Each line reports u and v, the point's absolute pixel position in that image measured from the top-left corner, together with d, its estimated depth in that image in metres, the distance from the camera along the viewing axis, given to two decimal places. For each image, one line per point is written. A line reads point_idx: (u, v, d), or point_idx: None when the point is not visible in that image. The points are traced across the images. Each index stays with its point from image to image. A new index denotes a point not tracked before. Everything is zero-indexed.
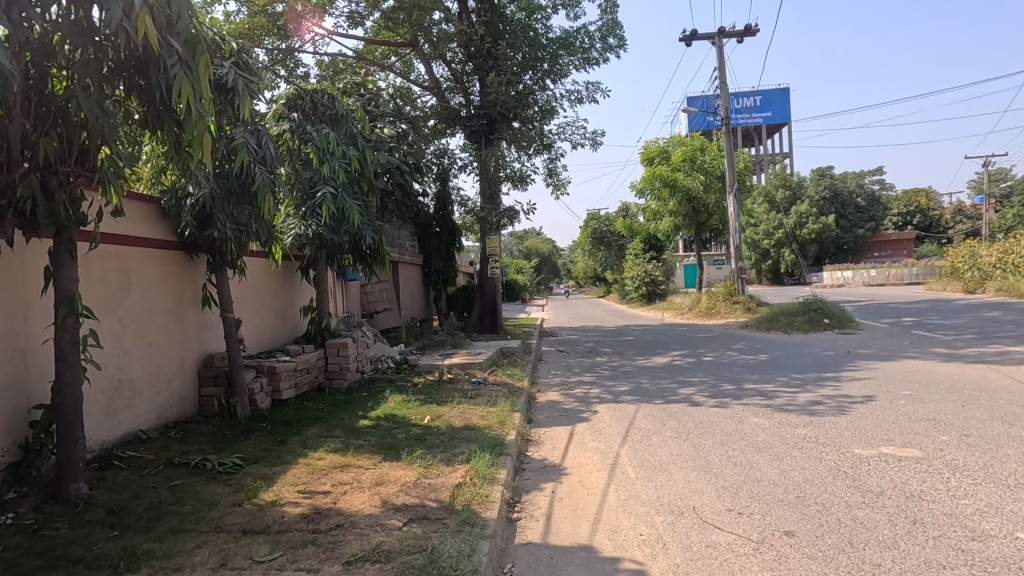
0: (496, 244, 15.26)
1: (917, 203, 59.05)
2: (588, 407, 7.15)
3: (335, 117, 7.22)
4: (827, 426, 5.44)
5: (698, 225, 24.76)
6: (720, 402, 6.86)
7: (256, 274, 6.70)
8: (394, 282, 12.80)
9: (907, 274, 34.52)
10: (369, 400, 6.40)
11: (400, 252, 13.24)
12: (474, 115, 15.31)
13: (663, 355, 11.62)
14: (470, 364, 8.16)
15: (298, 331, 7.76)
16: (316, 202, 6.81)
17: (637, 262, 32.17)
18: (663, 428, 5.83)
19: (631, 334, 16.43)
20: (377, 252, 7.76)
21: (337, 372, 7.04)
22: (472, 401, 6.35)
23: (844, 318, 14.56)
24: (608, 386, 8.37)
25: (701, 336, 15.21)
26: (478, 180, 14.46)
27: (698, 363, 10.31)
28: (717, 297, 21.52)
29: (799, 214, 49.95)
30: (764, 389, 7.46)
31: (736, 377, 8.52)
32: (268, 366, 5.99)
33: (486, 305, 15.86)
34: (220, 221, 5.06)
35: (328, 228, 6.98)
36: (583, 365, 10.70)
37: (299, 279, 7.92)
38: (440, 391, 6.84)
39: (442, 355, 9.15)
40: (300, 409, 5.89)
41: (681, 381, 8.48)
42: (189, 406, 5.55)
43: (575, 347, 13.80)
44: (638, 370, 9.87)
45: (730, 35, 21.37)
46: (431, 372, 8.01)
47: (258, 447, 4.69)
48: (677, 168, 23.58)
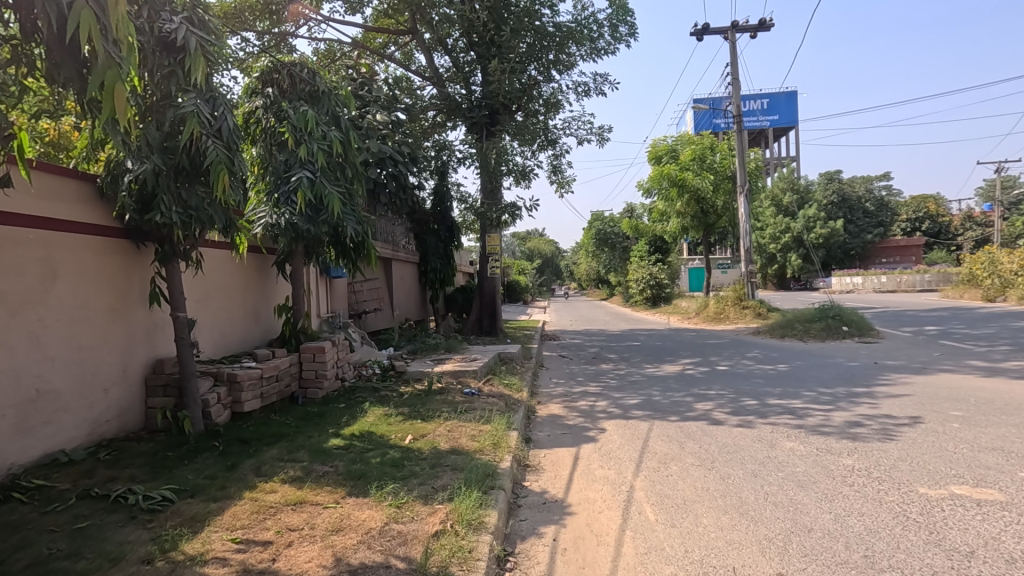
0: (496, 242, 14.43)
1: (926, 209, 58.12)
2: (595, 423, 6.35)
3: (315, 94, 6.48)
4: (876, 456, 4.64)
5: (706, 227, 23.93)
6: (744, 422, 6.05)
7: (218, 266, 5.93)
8: (386, 281, 12.01)
9: (918, 281, 33.59)
10: (346, 414, 5.61)
11: (394, 249, 12.44)
12: (476, 106, 14.53)
13: (673, 363, 10.80)
14: (463, 372, 7.36)
15: (271, 333, 6.99)
16: (291, 187, 6.02)
17: (641, 264, 31.29)
18: (682, 453, 5.02)
19: (637, 339, 15.62)
20: (363, 246, 6.97)
21: (313, 380, 6.27)
22: (462, 416, 5.54)
23: (863, 325, 13.74)
24: (615, 399, 7.57)
25: (711, 342, 14.40)
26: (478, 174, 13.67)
27: (712, 373, 9.49)
28: (726, 302, 20.68)
29: (807, 219, 49.04)
30: (792, 405, 6.65)
31: (757, 391, 7.71)
32: (228, 374, 5.21)
33: (485, 307, 15.08)
34: (165, 203, 4.31)
35: (305, 217, 6.17)
36: (587, 373, 9.89)
37: (274, 275, 7.14)
38: (428, 403, 6.05)
39: (435, 360, 8.38)
40: (263, 424, 5.10)
41: (696, 394, 7.67)
42: (133, 419, 4.77)
43: (578, 352, 13.01)
44: (647, 380, 9.07)
45: (744, 30, 20.60)
46: (420, 381, 7.22)
47: (200, 474, 3.90)
48: (686, 167, 22.74)
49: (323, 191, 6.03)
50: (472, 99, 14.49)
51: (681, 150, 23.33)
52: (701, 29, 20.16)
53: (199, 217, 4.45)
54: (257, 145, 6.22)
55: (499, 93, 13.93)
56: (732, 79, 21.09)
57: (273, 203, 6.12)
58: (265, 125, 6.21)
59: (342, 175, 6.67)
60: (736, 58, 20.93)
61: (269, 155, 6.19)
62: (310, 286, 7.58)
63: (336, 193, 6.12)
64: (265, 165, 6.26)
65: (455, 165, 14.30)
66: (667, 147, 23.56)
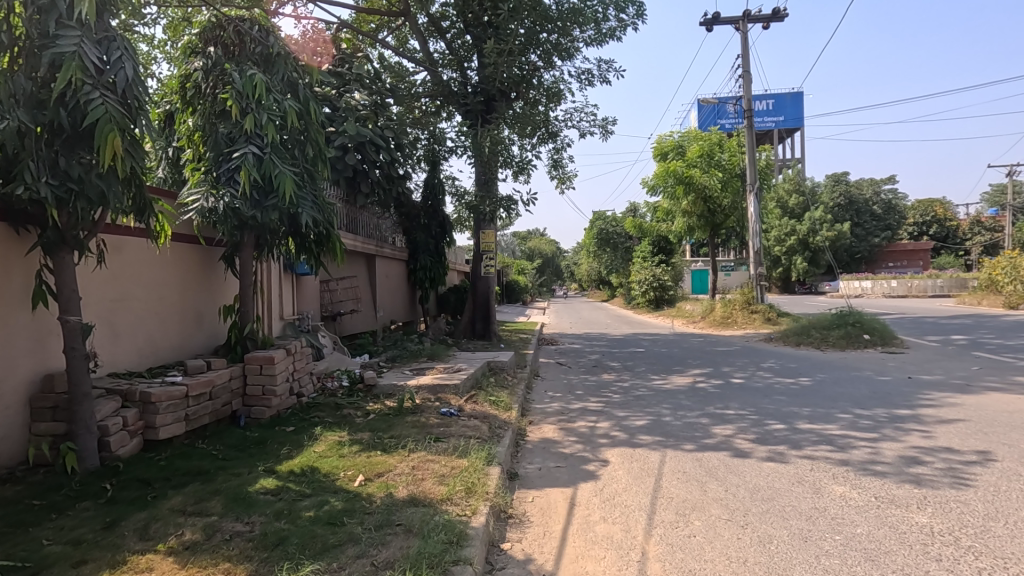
0: (490, 238, 13.49)
1: (934, 212, 57.06)
2: (596, 452, 5.32)
3: (269, 56, 5.46)
4: (957, 512, 3.60)
5: (713, 226, 22.89)
6: (776, 455, 5.01)
7: (139, 258, 4.93)
8: (368, 279, 10.97)
9: (929, 287, 32.59)
10: (291, 441, 4.58)
11: (378, 245, 11.41)
12: (471, 92, 13.49)
13: (681, 374, 9.78)
14: (443, 387, 6.33)
15: (217, 339, 5.99)
16: (233, 165, 5.01)
17: (644, 264, 30.21)
18: (705, 499, 4.00)
19: (641, 345, 14.57)
20: (326, 238, 5.96)
21: (260, 397, 5.25)
22: (433, 447, 4.51)
23: (886, 334, 12.70)
24: (619, 420, 6.54)
25: (720, 349, 13.36)
26: (471, 165, 12.60)
27: (727, 388, 8.45)
28: (734, 305, 19.66)
29: (813, 221, 47.97)
30: (829, 433, 5.61)
31: (783, 411, 6.68)
32: (141, 393, 4.19)
33: (478, 308, 14.05)
34: (34, 172, 3.27)
35: (251, 202, 5.15)
36: (587, 385, 8.87)
37: (222, 271, 6.12)
38: (394, 427, 5.02)
39: (413, 371, 7.38)
40: (181, 457, 4.07)
41: (712, 414, 6.63)
42: (11, 451, 3.76)
43: (578, 359, 11.99)
44: (654, 394, 8.04)
45: (756, 20, 19.53)
46: (392, 397, 6.20)
47: (60, 539, 2.88)
48: (692, 164, 21.67)
49: (273, 171, 5.01)
50: (468, 86, 13.51)
51: (689, 146, 22.31)
52: (711, 19, 19.14)
53: (83, 191, 3.41)
54: (196, 114, 5.20)
55: (495, 78, 12.88)
56: (743, 71, 20.06)
57: (211, 184, 5.09)
58: (204, 90, 5.21)
59: (301, 154, 5.68)
60: (747, 50, 19.91)
61: (209, 126, 5.16)
62: (266, 284, 6.57)
63: (290, 174, 5.11)
64: (205, 138, 5.24)
65: (448, 157, 13.27)
66: (673, 143, 22.56)
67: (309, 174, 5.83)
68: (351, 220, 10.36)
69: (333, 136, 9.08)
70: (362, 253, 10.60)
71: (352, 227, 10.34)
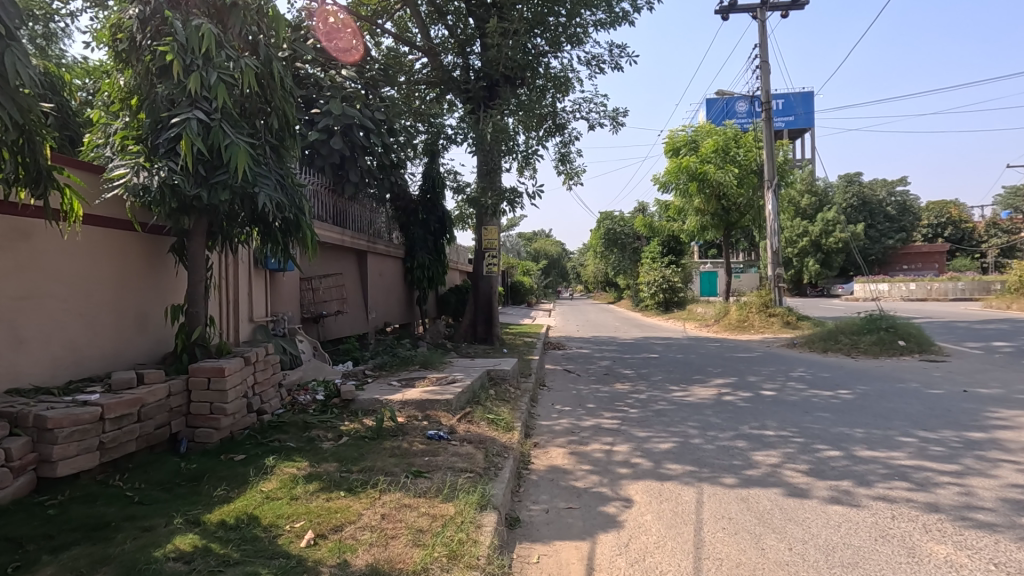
0: (492, 234, 12.58)
1: (949, 214, 55.74)
2: (615, 486, 4.34)
3: (225, 7, 4.53)
4: None
5: (727, 225, 21.90)
6: (841, 495, 4.03)
7: (49, 249, 3.98)
8: (358, 278, 10.03)
9: (950, 290, 31.44)
10: (234, 476, 3.63)
11: (371, 241, 10.48)
12: (473, 78, 12.56)
13: (703, 384, 8.79)
14: (433, 402, 5.39)
15: (164, 345, 5.04)
16: (172, 134, 4.08)
17: (653, 265, 29.22)
18: (766, 565, 3.02)
19: (655, 350, 13.58)
20: (295, 227, 5.03)
21: (206, 417, 4.29)
22: (412, 487, 3.55)
23: (922, 340, 11.66)
24: (640, 442, 5.55)
25: (740, 355, 12.37)
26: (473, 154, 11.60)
27: (758, 402, 7.45)
28: (750, 308, 18.63)
29: (826, 222, 46.82)
30: (898, 464, 4.61)
31: (832, 432, 5.70)
32: (36, 417, 3.24)
33: (479, 309, 13.12)
34: None
35: (196, 178, 4.22)
36: (598, 397, 7.89)
37: (173, 265, 5.18)
38: (367, 458, 4.07)
39: (402, 383, 6.43)
40: (82, 503, 3.14)
41: (748, 436, 5.63)
42: None
43: (587, 366, 11.03)
44: (678, 409, 7.04)
45: (775, 8, 18.54)
46: (372, 414, 5.25)
47: None
48: (706, 159, 20.67)
49: (222, 141, 4.10)
50: (471, 72, 12.58)
51: (702, 141, 21.32)
52: (728, 6, 18.12)
53: None
54: (132, 72, 4.28)
55: (499, 62, 11.91)
56: (761, 62, 19.06)
57: (146, 156, 4.15)
58: (141, 44, 4.28)
59: (264, 125, 4.78)
60: (765, 40, 18.91)
61: (147, 85, 4.23)
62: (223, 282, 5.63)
63: (245, 146, 4.21)
64: (142, 102, 4.32)
65: (448, 147, 12.33)
66: (685, 137, 21.59)
67: (274, 150, 4.92)
68: (339, 212, 9.42)
69: (317, 117, 8.16)
70: (351, 249, 9.68)
71: (340, 221, 9.39)
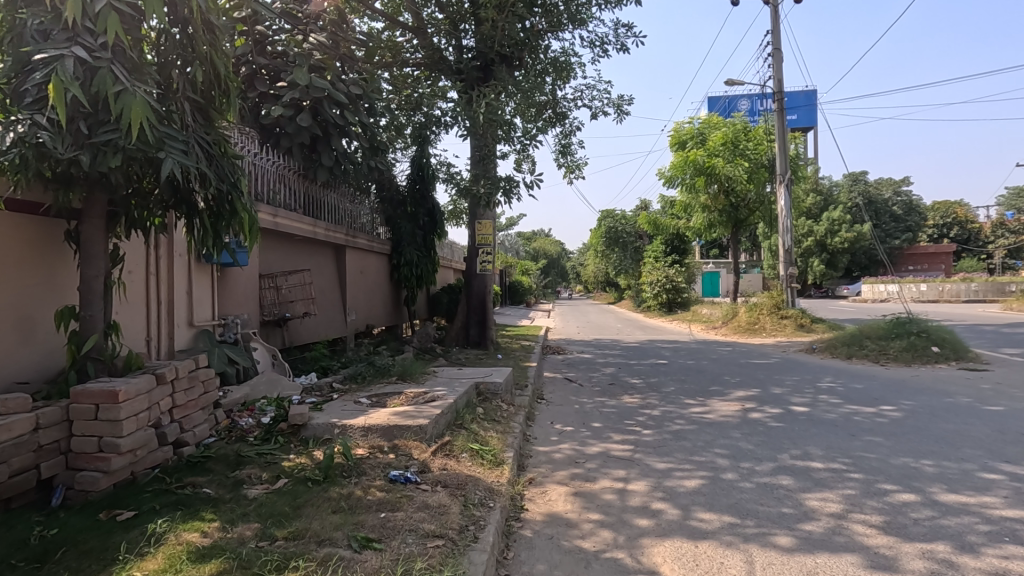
0: (486, 229, 11.60)
1: (955, 214, 54.78)
2: (634, 549, 3.28)
3: None
4: None
5: (735, 222, 20.85)
6: (945, 569, 2.97)
7: None
8: (333, 277, 8.96)
9: (962, 291, 30.46)
10: (100, 553, 2.57)
11: (351, 234, 9.43)
12: (465, 57, 11.46)
13: (723, 398, 7.72)
14: (403, 430, 4.32)
15: (57, 359, 3.97)
16: (39, 77, 3.02)
17: (656, 264, 28.15)
18: None
19: (663, 355, 12.53)
20: (229, 210, 4.05)
21: (92, 457, 3.23)
22: (353, 571, 2.49)
23: (958, 347, 10.62)
24: (660, 479, 4.48)
25: (756, 362, 11.33)
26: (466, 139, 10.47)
27: (791, 421, 6.39)
28: (761, 310, 17.60)
29: (831, 222, 45.79)
30: (1000, 517, 3.55)
31: (895, 465, 4.64)
32: None
33: (472, 311, 12.06)
34: None
35: (76, 138, 3.15)
36: (605, 413, 6.82)
37: (72, 256, 4.11)
38: (302, 517, 3.01)
39: (371, 401, 5.39)
40: None
41: (793, 471, 4.57)
42: None
43: (590, 374, 9.98)
44: (699, 431, 5.98)
45: None
46: (325, 445, 4.19)
47: None
48: (714, 153, 19.57)
49: (111, 88, 3.05)
50: (465, 52, 11.51)
51: (710, 134, 20.23)
52: None
53: None
54: None
55: (495, 40, 10.84)
56: (774, 50, 18.00)
57: (5, 107, 3.08)
58: None
59: (183, 79, 3.79)
60: (778, 26, 17.87)
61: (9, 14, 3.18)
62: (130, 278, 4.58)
63: (147, 99, 3.18)
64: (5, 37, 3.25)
65: (438, 134, 11.21)
66: (692, 130, 20.52)
67: (199, 112, 3.95)
68: (312, 201, 8.35)
69: (282, 90, 7.10)
70: (327, 242, 8.64)
71: (311, 211, 8.30)
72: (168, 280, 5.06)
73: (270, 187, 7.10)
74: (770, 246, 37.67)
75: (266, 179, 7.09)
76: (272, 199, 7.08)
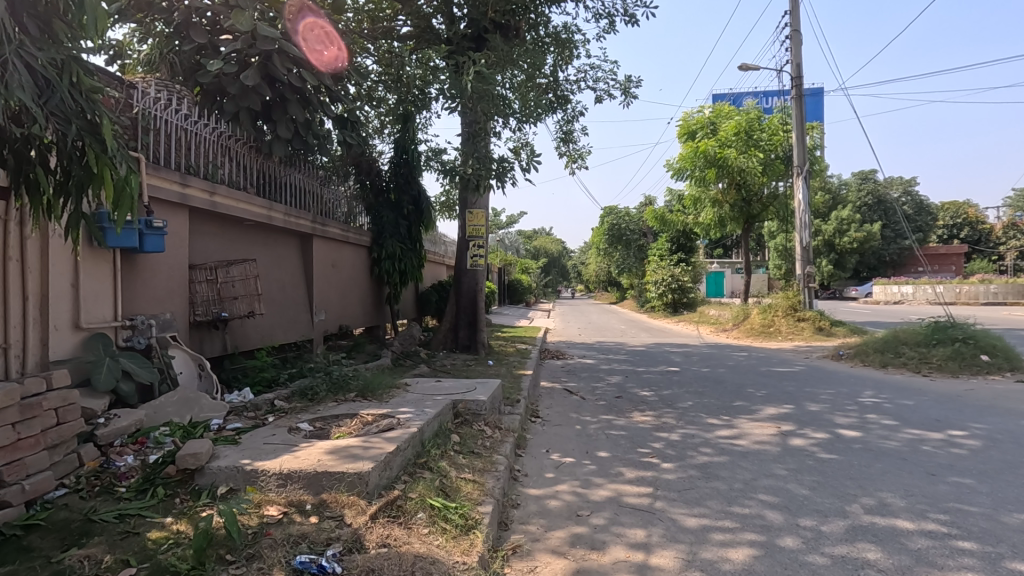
0: (479, 219, 10.45)
1: (965, 215, 53.48)
2: None
3: None
4: None
5: (747, 218, 19.61)
6: None
7: None
8: (295, 270, 7.72)
9: (981, 293, 29.27)
10: None
11: (320, 221, 8.22)
12: (454, 25, 10.19)
13: (752, 417, 6.46)
14: (334, 478, 3.07)
15: None
16: None
17: (661, 263, 26.92)
18: None
19: (674, 362, 11.31)
20: (80, 165, 2.83)
21: None
22: None
23: (1011, 356, 9.37)
24: (694, 546, 3.24)
25: (779, 371, 10.11)
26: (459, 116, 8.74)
27: (845, 451, 5.16)
28: (776, 311, 16.39)
29: (839, 221, 44.53)
30: None
31: (1014, 528, 3.40)
32: None
33: (462, 310, 10.82)
34: None
35: None
36: (612, 438, 5.57)
37: None
38: None
39: (311, 429, 4.15)
40: None
41: (877, 537, 3.31)
42: None
43: (593, 385, 8.73)
44: (733, 465, 4.72)
45: None
46: (221, 501, 2.95)
47: None
48: (726, 143, 18.28)
49: None
50: (456, 21, 10.26)
51: (722, 123, 18.94)
52: None
53: None
54: None
55: (488, 5, 9.58)
56: (793, 32, 16.71)
57: None
58: None
59: None
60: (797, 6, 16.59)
61: None
62: None
63: None
64: None
65: (424, 113, 9.94)
66: (702, 119, 19.23)
67: (32, 19, 2.68)
68: (269, 180, 7.14)
69: (225, 43, 5.84)
70: (289, 230, 7.42)
71: (267, 191, 7.07)
72: (38, 269, 3.82)
73: (209, 159, 5.91)
74: (778, 245, 36.46)
75: (204, 150, 5.85)
76: (212, 176, 5.86)
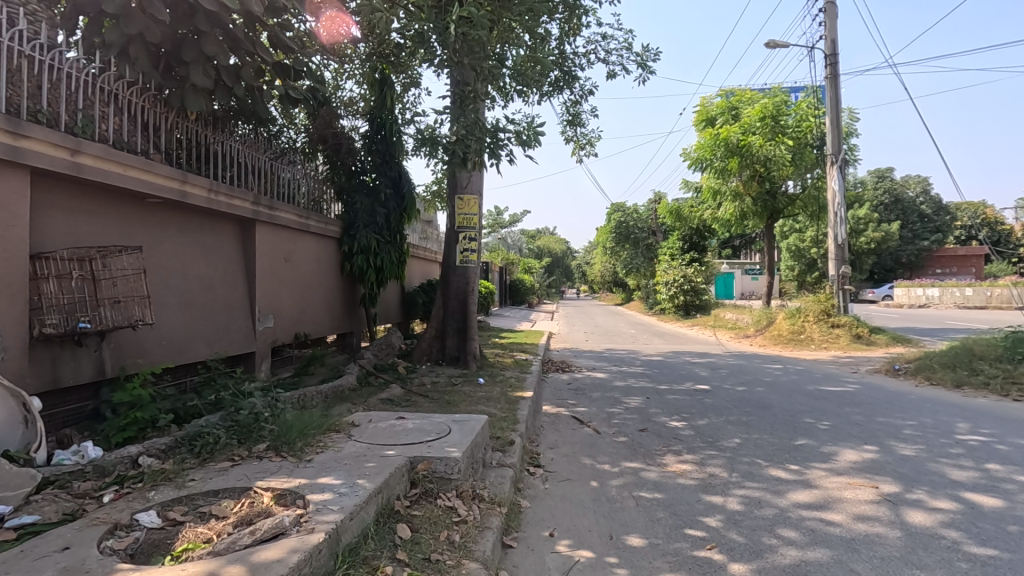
0: (470, 207, 8.85)
1: (985, 215, 51.44)
2: None
3: None
4: None
5: (771, 212, 17.88)
6: None
7: None
8: (227, 264, 5.98)
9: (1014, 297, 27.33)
10: None
11: (265, 203, 6.51)
12: None
13: (832, 468, 4.71)
14: None
15: None
16: None
17: (673, 262, 25.17)
18: None
19: (700, 377, 9.55)
20: None
21: None
22: None
23: None
24: None
25: (831, 390, 8.36)
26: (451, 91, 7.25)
27: (1000, 536, 3.40)
28: (806, 316, 14.64)
29: (855, 220, 42.63)
30: None
31: None
32: None
33: (449, 315, 9.09)
34: None
35: None
36: (645, 509, 3.82)
37: None
38: None
39: (148, 532, 2.43)
40: None
41: None
42: None
43: (607, 410, 6.96)
44: (844, 572, 2.97)
45: None
46: None
47: None
48: (749, 129, 16.46)
49: None
50: None
51: (744, 108, 17.16)
52: None
53: None
54: None
55: None
56: (827, 4, 14.94)
57: None
58: None
59: None
60: None
61: None
62: None
63: None
64: None
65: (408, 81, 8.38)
66: (722, 104, 17.52)
67: None
68: (189, 146, 5.45)
69: None
70: (217, 213, 5.70)
71: (183, 158, 5.33)
72: None
73: (78, 107, 4.21)
74: (793, 245, 34.59)
75: (70, 92, 4.14)
76: (82, 129, 4.17)
